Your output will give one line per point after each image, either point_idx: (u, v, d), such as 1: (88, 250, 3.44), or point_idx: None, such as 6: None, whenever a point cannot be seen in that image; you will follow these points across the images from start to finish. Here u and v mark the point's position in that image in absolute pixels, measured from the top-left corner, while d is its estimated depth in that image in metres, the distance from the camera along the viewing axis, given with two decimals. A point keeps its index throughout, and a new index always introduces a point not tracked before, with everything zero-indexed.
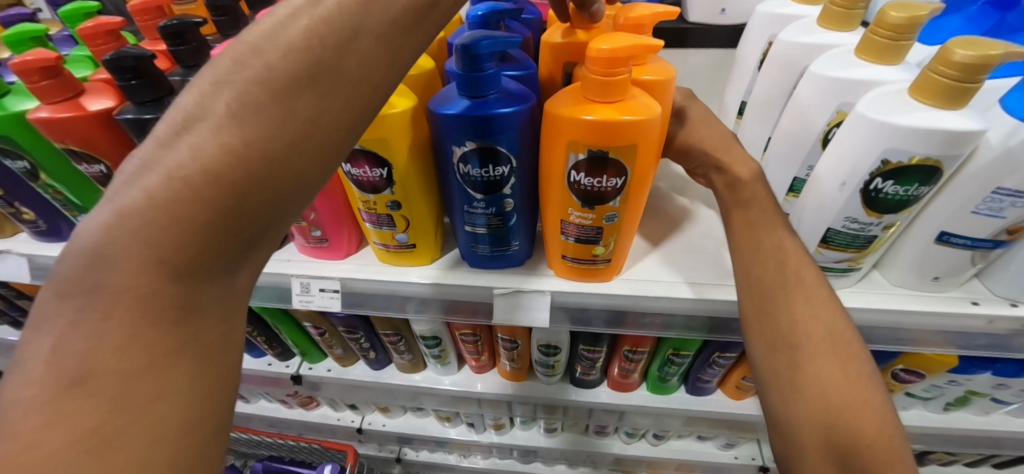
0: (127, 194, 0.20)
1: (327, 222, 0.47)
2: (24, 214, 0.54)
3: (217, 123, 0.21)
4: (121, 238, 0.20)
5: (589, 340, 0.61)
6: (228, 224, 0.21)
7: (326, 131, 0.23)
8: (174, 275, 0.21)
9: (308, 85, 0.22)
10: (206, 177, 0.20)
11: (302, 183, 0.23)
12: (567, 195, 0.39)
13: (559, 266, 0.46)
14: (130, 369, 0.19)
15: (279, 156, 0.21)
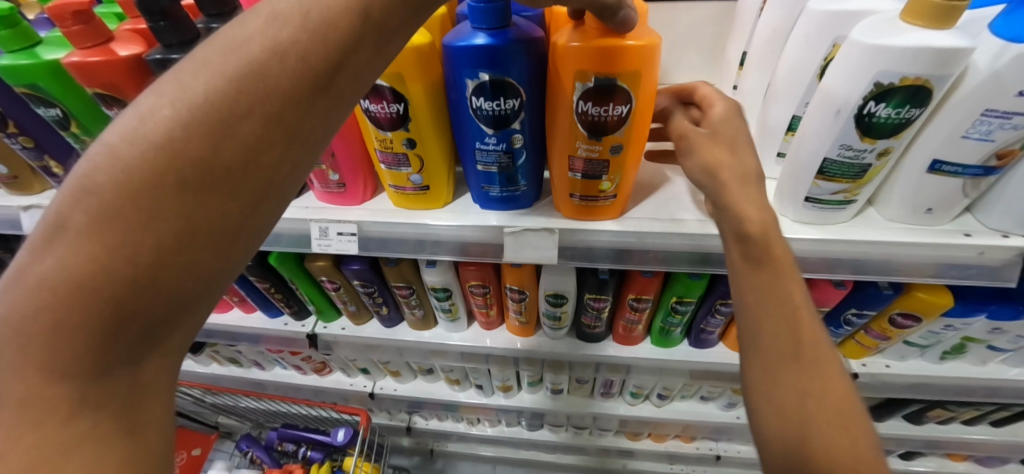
0: (19, 299, 0.23)
1: (344, 166, 0.49)
2: (53, 168, 0.57)
3: (118, 209, 0.23)
4: (35, 319, 0.23)
5: (595, 288, 0.63)
6: (128, 318, 0.24)
7: (223, 215, 0.25)
8: (78, 367, 0.24)
9: (200, 172, 0.24)
10: (115, 261, 0.23)
11: (218, 249, 0.26)
12: (576, 126, 0.41)
13: (566, 206, 0.48)
14: (41, 446, 0.23)
15: (186, 236, 0.24)
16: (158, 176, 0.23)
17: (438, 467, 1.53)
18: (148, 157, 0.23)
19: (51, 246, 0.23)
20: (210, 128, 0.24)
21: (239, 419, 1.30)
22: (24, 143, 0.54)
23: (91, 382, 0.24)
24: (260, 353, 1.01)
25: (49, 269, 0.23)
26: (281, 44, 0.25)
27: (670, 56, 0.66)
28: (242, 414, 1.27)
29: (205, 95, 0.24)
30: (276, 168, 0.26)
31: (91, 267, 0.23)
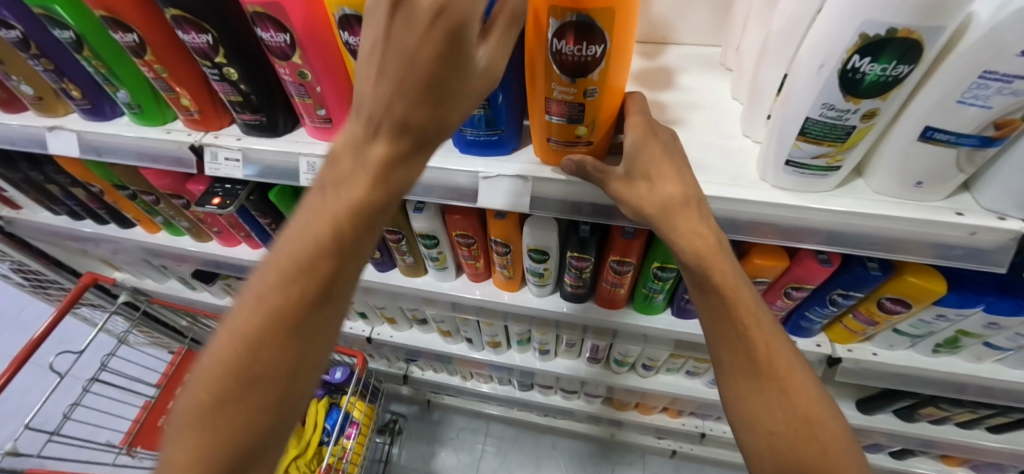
0: (210, 355, 0.38)
1: (331, 101, 0.51)
2: (71, 92, 0.61)
3: (269, 295, 0.38)
4: (217, 365, 0.37)
5: (577, 246, 0.63)
6: (260, 381, 0.37)
7: (317, 321, 0.39)
8: (232, 396, 0.37)
9: (314, 266, 0.38)
10: (266, 329, 0.37)
11: (322, 317, 0.39)
12: (550, 68, 0.40)
13: (545, 152, 0.49)
14: (210, 442, 0.36)
15: (306, 308, 0.38)
16: (274, 310, 0.37)
17: (434, 417, 1.62)
18: (287, 263, 0.38)
19: (212, 361, 0.38)
20: (303, 270, 0.38)
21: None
22: (45, 65, 0.58)
23: (237, 408, 0.37)
24: None
25: (206, 378, 0.37)
26: (348, 197, 0.38)
27: (677, 14, 0.62)
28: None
29: (318, 218, 0.38)
30: (359, 256, 0.40)
31: (229, 377, 0.37)
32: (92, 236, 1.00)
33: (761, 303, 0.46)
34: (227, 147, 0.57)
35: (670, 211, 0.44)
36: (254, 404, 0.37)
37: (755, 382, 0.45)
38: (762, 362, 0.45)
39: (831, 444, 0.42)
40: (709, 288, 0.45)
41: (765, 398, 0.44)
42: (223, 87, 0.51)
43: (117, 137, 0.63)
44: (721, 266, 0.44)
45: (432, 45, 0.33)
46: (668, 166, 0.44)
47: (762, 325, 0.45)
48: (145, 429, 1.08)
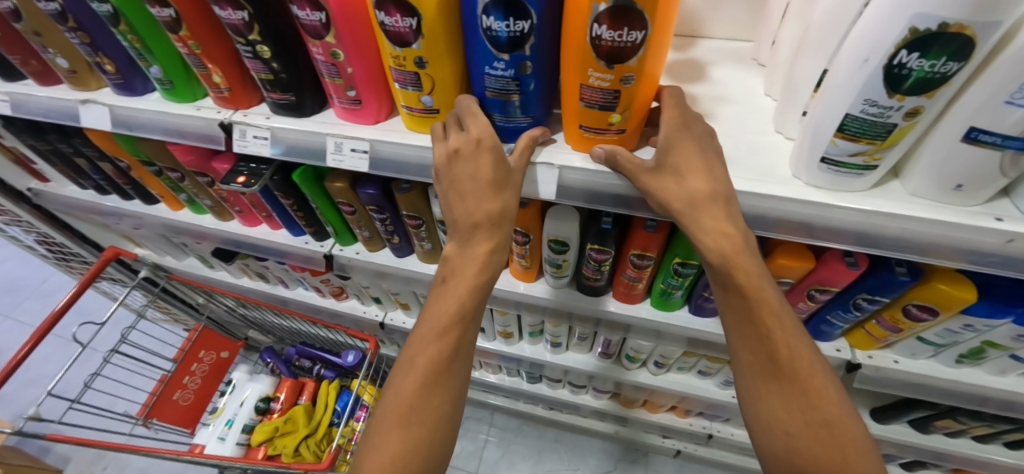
0: (404, 364, 0.50)
1: (361, 82, 0.51)
2: (105, 66, 0.62)
3: (438, 314, 0.50)
4: (409, 371, 0.49)
5: (597, 239, 0.63)
6: (438, 379, 0.49)
7: (470, 335, 0.51)
8: (421, 391, 0.48)
9: (467, 289, 0.50)
10: (439, 338, 0.49)
11: (472, 328, 0.51)
12: (588, 54, 0.40)
13: (575, 139, 0.49)
14: (409, 428, 0.47)
15: (463, 322, 0.50)
16: (444, 346, 0.49)
17: None
18: (451, 289, 0.50)
19: (397, 391, 0.49)
20: (460, 316, 0.49)
21: (269, 334, 1.42)
22: (81, 39, 0.59)
23: (424, 400, 0.48)
24: (284, 271, 1.09)
25: (395, 406, 0.48)
26: (481, 261, 0.49)
27: (710, 6, 0.61)
28: (270, 328, 1.38)
29: (468, 253, 0.50)
30: (491, 279, 0.50)
31: (415, 403, 0.47)
32: (117, 210, 1.02)
33: (785, 305, 0.46)
34: (256, 125, 0.57)
35: (694, 202, 0.43)
36: (432, 423, 0.47)
37: (777, 383, 0.45)
38: (784, 366, 0.45)
39: (849, 448, 0.42)
40: (733, 288, 0.46)
41: (783, 399, 0.45)
42: (255, 64, 0.52)
43: (147, 113, 0.64)
44: (746, 267, 0.44)
45: (490, 130, 0.46)
46: (698, 160, 0.43)
47: (786, 327, 0.45)
48: (161, 403, 1.10)
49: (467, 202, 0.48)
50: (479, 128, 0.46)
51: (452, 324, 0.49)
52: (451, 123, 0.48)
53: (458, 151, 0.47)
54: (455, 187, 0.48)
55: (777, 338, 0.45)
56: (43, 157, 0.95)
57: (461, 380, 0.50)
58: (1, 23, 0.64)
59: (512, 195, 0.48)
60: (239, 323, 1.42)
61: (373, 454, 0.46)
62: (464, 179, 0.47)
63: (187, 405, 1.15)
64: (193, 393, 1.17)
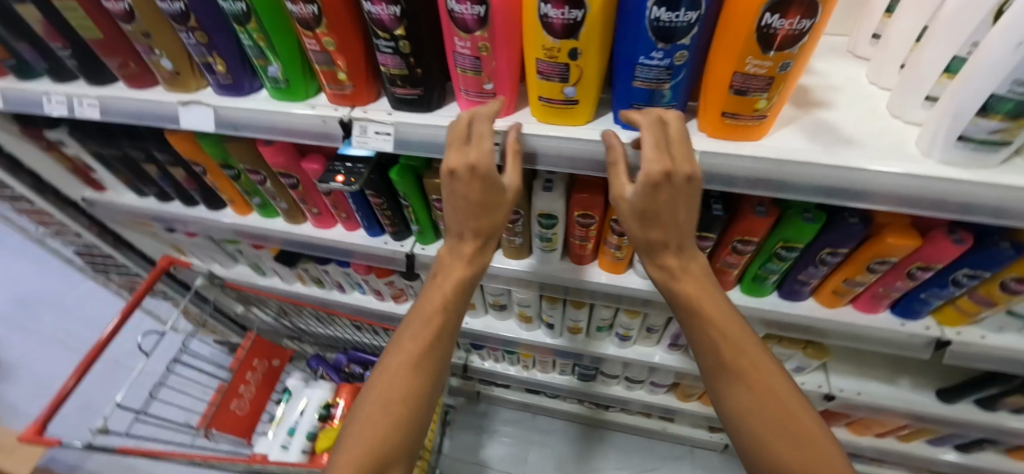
0: (394, 348, 0.60)
1: (502, 76, 0.52)
2: (216, 66, 0.62)
3: (424, 309, 0.60)
4: (396, 353, 0.59)
5: (702, 225, 0.64)
6: (419, 364, 0.58)
7: (452, 325, 0.61)
8: (406, 372, 0.58)
9: (455, 289, 0.60)
10: (427, 328, 0.59)
11: (454, 320, 0.61)
12: (750, 42, 0.43)
13: (714, 126, 0.51)
14: (389, 404, 0.56)
15: (444, 315, 0.60)
16: (428, 333, 0.59)
17: (481, 409, 1.65)
18: (439, 287, 0.60)
19: (386, 369, 0.59)
20: (442, 309, 0.60)
21: (317, 342, 1.43)
22: (198, 39, 0.59)
23: (406, 383, 0.57)
24: (346, 275, 1.09)
25: (382, 381, 0.58)
26: (465, 263, 0.60)
27: None
28: (320, 335, 1.40)
29: (455, 256, 0.61)
30: (473, 280, 0.61)
31: (397, 384, 0.57)
32: (179, 217, 1.01)
33: (728, 307, 0.55)
34: (378, 120, 0.58)
35: (660, 207, 0.49)
36: (410, 406, 0.57)
37: (724, 367, 0.53)
38: (727, 360, 0.53)
39: (789, 417, 0.50)
40: (676, 296, 0.56)
41: (731, 381, 0.53)
42: (392, 60, 0.53)
43: (255, 112, 0.64)
44: (688, 282, 0.55)
45: (487, 156, 0.50)
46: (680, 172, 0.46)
47: (732, 323, 0.54)
48: (220, 413, 1.09)
49: (461, 214, 0.55)
50: (477, 156, 0.50)
51: (435, 315, 0.59)
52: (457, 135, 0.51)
53: (455, 172, 0.51)
54: (450, 209, 0.57)
55: (713, 330, 0.54)
56: (107, 164, 0.95)
57: (438, 371, 0.60)
58: (104, 25, 0.63)
59: (495, 214, 0.55)
60: (287, 333, 1.43)
61: (359, 420, 0.56)
62: (460, 196, 0.53)
63: (243, 415, 1.14)
64: (248, 402, 1.16)
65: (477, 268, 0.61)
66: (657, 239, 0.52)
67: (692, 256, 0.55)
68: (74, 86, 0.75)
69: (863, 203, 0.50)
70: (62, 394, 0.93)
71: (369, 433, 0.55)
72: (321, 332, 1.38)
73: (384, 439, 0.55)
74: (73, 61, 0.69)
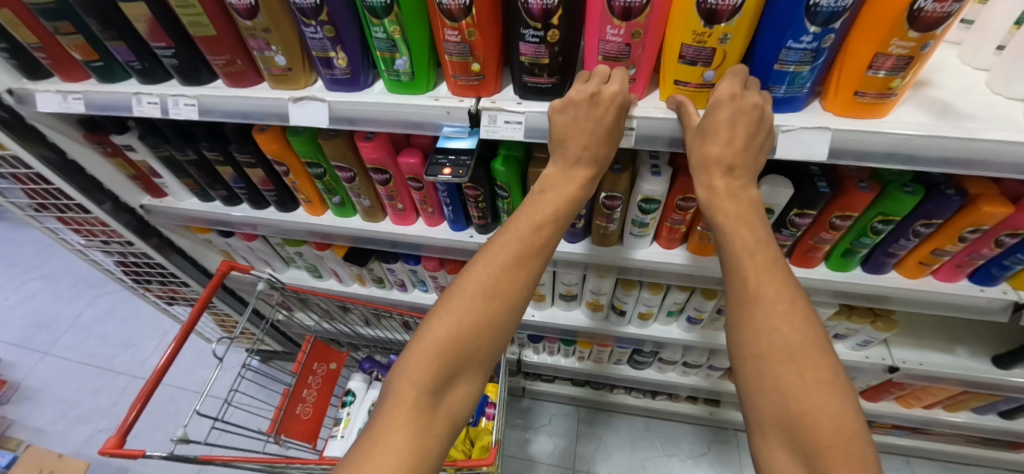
0: (491, 249, 0.54)
1: (643, 63, 0.55)
2: (337, 60, 0.62)
3: (531, 215, 0.56)
4: (494, 254, 0.54)
5: (805, 203, 0.68)
6: (516, 273, 0.53)
7: (556, 238, 0.56)
8: (503, 277, 0.53)
9: (567, 198, 0.57)
10: (531, 236, 0.55)
11: (559, 231, 0.57)
12: (899, 24, 0.46)
13: (843, 105, 0.55)
14: (479, 308, 0.51)
15: (552, 224, 0.56)
16: (535, 239, 0.55)
17: (525, 405, 1.68)
18: (549, 195, 0.57)
19: (479, 270, 0.53)
20: (554, 217, 0.56)
21: (368, 345, 1.46)
22: (326, 34, 0.59)
23: (498, 290, 0.52)
24: (410, 272, 1.09)
25: (476, 280, 0.52)
26: (584, 176, 0.58)
27: None
28: (373, 338, 1.44)
29: (568, 166, 0.58)
30: (582, 192, 0.58)
31: (495, 284, 0.52)
32: (246, 220, 1.00)
33: (777, 259, 0.53)
34: (509, 110, 0.60)
35: (732, 126, 0.53)
36: (496, 315, 0.52)
37: (754, 309, 0.50)
38: (759, 303, 0.50)
39: (812, 374, 0.46)
40: (726, 246, 0.55)
41: (758, 326, 0.49)
42: (536, 49, 0.54)
43: (373, 106, 0.64)
44: (739, 233, 0.54)
45: (626, 91, 0.53)
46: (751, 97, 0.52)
47: (773, 270, 0.51)
48: (288, 418, 1.09)
49: (581, 139, 0.56)
50: (613, 90, 0.53)
51: (546, 223, 0.55)
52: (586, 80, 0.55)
53: (597, 96, 0.53)
54: (561, 141, 0.58)
55: (753, 274, 0.51)
56: (176, 169, 0.93)
57: (533, 283, 0.54)
58: (217, 23, 0.63)
59: (613, 140, 0.56)
60: (339, 338, 1.48)
61: (436, 321, 0.51)
62: (584, 120, 0.55)
63: (309, 418, 1.14)
64: (312, 405, 1.16)
65: (590, 184, 0.58)
66: (713, 155, 0.54)
67: (744, 183, 0.56)
68: (166, 87, 0.74)
69: (981, 173, 0.54)
70: (140, 402, 0.90)
71: (450, 335, 0.50)
72: (375, 336, 1.43)
73: (460, 344, 0.50)
74: (174, 61, 0.69)
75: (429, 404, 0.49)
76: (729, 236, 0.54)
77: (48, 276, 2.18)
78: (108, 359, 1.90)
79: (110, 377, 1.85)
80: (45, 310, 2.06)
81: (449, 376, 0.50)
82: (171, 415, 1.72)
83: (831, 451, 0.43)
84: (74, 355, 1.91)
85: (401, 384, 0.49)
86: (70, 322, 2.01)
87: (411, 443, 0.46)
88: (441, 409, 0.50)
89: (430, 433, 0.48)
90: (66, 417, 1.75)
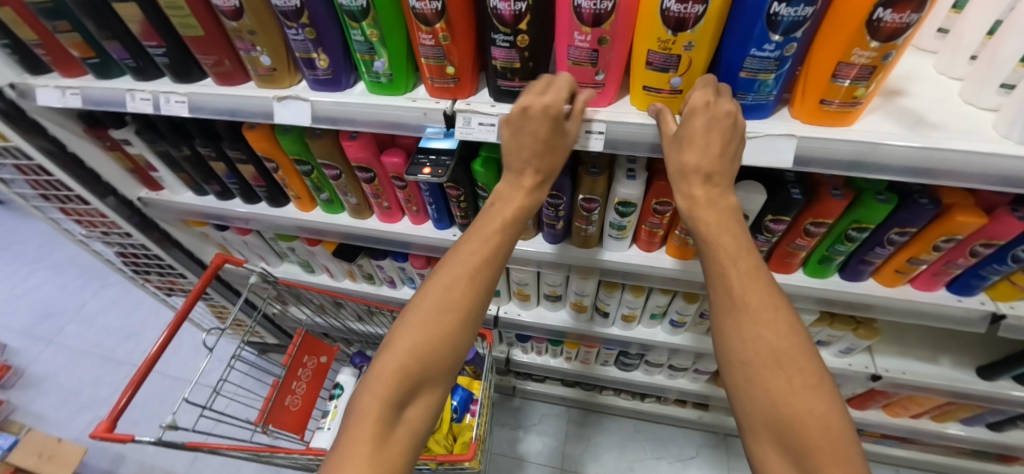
0: (446, 265, 0.57)
1: (612, 68, 0.56)
2: (319, 62, 0.64)
3: (483, 228, 0.58)
4: (450, 270, 0.56)
5: (780, 209, 0.69)
6: (472, 287, 0.55)
7: (507, 250, 0.59)
8: (460, 291, 0.55)
9: (517, 211, 0.59)
10: (483, 249, 0.57)
11: (509, 244, 0.59)
12: (860, 34, 0.47)
13: (810, 113, 0.56)
14: (437, 322, 0.53)
15: (503, 237, 0.59)
16: (487, 252, 0.57)
17: (515, 404, 1.69)
18: (500, 208, 0.60)
19: (436, 286, 0.56)
20: (504, 230, 0.59)
21: (360, 340, 1.48)
22: (307, 36, 0.61)
23: (455, 304, 0.54)
24: (399, 269, 1.11)
25: (433, 295, 0.55)
26: (529, 189, 0.60)
27: None
28: (365, 334, 1.46)
29: (519, 181, 0.60)
30: (531, 206, 0.61)
31: (451, 297, 0.55)
32: (239, 215, 1.03)
33: (760, 266, 0.54)
34: (484, 112, 0.61)
35: (706, 133, 0.53)
36: (452, 328, 0.54)
37: (741, 316, 0.51)
38: (746, 310, 0.51)
39: (799, 378, 0.47)
40: (711, 253, 0.55)
41: (745, 331, 0.50)
42: (507, 54, 0.56)
43: (355, 106, 0.66)
44: (723, 242, 0.54)
45: (560, 100, 0.54)
46: (727, 105, 0.52)
47: (757, 277, 0.52)
48: (277, 408, 1.11)
49: (525, 154, 0.58)
50: (546, 102, 0.54)
51: (495, 234, 0.58)
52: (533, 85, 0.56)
53: (528, 109, 0.55)
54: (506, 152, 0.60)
55: (737, 281, 0.52)
56: (172, 164, 0.96)
57: (488, 295, 0.57)
58: (205, 24, 0.65)
59: (556, 154, 0.58)
60: (333, 332, 1.50)
61: (397, 338, 0.53)
62: (524, 132, 0.57)
63: (297, 410, 1.16)
64: (301, 397, 1.18)
65: (537, 197, 0.61)
66: (691, 163, 0.54)
67: (722, 191, 0.56)
68: (159, 84, 0.76)
69: (947, 182, 0.54)
70: (131, 388, 0.92)
71: (410, 349, 0.52)
72: (366, 331, 1.45)
73: (421, 358, 0.52)
74: (166, 60, 0.71)
75: (390, 420, 0.50)
76: (713, 245, 0.55)
77: (55, 267, 2.23)
78: (110, 349, 1.95)
79: (111, 367, 1.90)
80: (51, 300, 2.11)
81: (410, 391, 0.52)
82: (169, 405, 1.76)
83: (820, 451, 0.44)
84: (78, 344, 1.96)
85: (365, 402, 0.50)
86: (75, 312, 2.06)
87: (374, 458, 0.48)
88: (401, 424, 0.51)
89: (393, 448, 0.50)
90: (69, 404, 1.80)
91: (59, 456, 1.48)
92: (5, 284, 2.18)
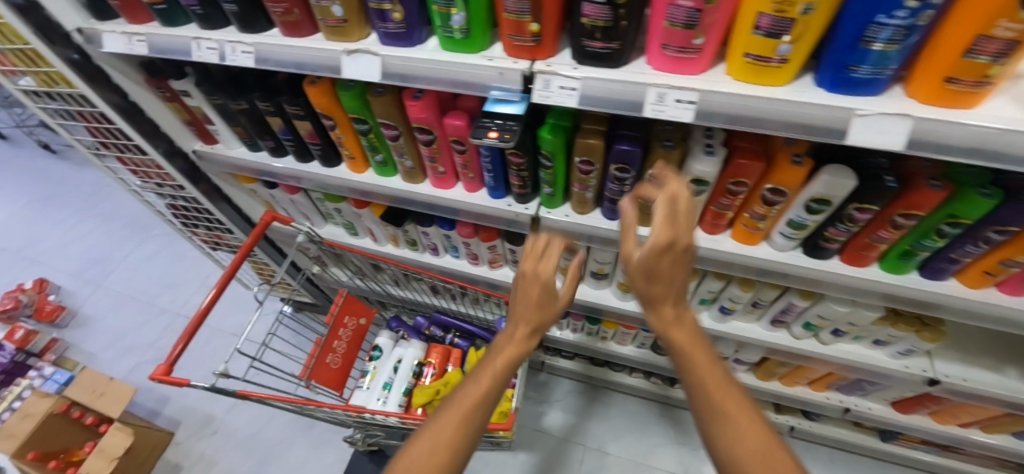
0: (445, 407, 0.57)
1: (712, 31, 0.51)
2: (392, 14, 0.61)
3: (482, 376, 0.60)
4: (449, 410, 0.57)
5: (869, 197, 0.64)
6: (472, 413, 0.56)
7: (501, 391, 0.60)
8: (461, 416, 0.56)
9: (506, 377, 0.61)
10: (482, 390, 0.58)
11: (500, 388, 0.60)
12: (1013, 4, 0.41)
13: (929, 91, 0.51)
14: (437, 448, 0.53)
15: (497, 384, 0.60)
16: (485, 397, 0.58)
17: (541, 380, 1.70)
18: (484, 390, 0.59)
19: (438, 422, 0.56)
20: (497, 390, 0.60)
21: (397, 305, 1.50)
22: None
23: (453, 430, 0.55)
24: (444, 237, 1.10)
25: (435, 432, 0.54)
26: (519, 345, 0.63)
27: None
28: (403, 299, 1.48)
29: (502, 387, 0.60)
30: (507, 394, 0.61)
31: (450, 430, 0.55)
32: (289, 172, 1.03)
33: (739, 388, 0.55)
34: (565, 75, 0.57)
35: (657, 273, 0.53)
36: (490, 400, 0.58)
37: (727, 427, 0.51)
38: (734, 427, 0.51)
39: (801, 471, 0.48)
40: (700, 404, 0.54)
41: (722, 436, 0.51)
42: (601, 11, 0.51)
43: (426, 62, 0.63)
44: (713, 375, 0.55)
45: (553, 271, 0.61)
46: (671, 278, 0.53)
47: (718, 373, 0.55)
48: (319, 365, 1.14)
49: (519, 299, 0.65)
50: (533, 270, 0.63)
51: (492, 387, 0.59)
52: (532, 253, 0.63)
53: (526, 274, 0.63)
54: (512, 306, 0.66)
55: (692, 375, 0.55)
56: (227, 117, 0.96)
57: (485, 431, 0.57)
58: None
59: (551, 311, 0.65)
60: (370, 295, 1.53)
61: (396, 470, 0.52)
62: (531, 280, 0.63)
63: (337, 368, 1.19)
64: (341, 356, 1.21)
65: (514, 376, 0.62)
66: (661, 293, 0.55)
67: (682, 310, 0.57)
68: (224, 33, 0.74)
69: None
70: (186, 336, 0.95)
71: None
72: (404, 296, 1.48)
73: None
74: (234, 7, 0.69)
75: None
76: (703, 398, 0.54)
77: (100, 217, 2.32)
78: (153, 296, 2.03)
79: (154, 314, 1.98)
80: (97, 247, 2.21)
81: None
82: (209, 353, 1.85)
83: None
84: (123, 291, 2.05)
85: None
86: (120, 260, 2.15)
87: None
88: None
89: None
90: (117, 345, 1.90)
91: (110, 394, 1.56)
92: (55, 229, 2.29)
